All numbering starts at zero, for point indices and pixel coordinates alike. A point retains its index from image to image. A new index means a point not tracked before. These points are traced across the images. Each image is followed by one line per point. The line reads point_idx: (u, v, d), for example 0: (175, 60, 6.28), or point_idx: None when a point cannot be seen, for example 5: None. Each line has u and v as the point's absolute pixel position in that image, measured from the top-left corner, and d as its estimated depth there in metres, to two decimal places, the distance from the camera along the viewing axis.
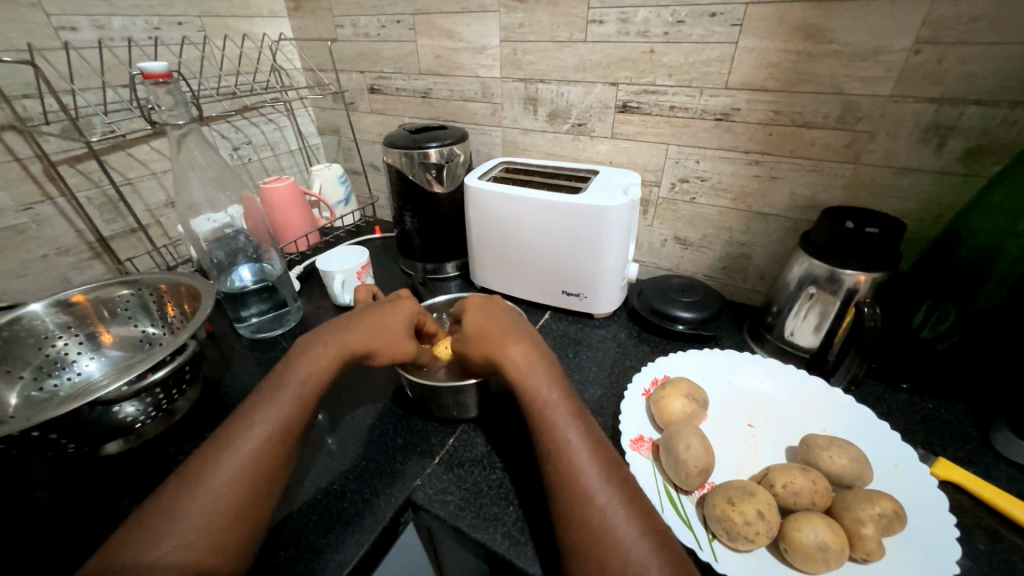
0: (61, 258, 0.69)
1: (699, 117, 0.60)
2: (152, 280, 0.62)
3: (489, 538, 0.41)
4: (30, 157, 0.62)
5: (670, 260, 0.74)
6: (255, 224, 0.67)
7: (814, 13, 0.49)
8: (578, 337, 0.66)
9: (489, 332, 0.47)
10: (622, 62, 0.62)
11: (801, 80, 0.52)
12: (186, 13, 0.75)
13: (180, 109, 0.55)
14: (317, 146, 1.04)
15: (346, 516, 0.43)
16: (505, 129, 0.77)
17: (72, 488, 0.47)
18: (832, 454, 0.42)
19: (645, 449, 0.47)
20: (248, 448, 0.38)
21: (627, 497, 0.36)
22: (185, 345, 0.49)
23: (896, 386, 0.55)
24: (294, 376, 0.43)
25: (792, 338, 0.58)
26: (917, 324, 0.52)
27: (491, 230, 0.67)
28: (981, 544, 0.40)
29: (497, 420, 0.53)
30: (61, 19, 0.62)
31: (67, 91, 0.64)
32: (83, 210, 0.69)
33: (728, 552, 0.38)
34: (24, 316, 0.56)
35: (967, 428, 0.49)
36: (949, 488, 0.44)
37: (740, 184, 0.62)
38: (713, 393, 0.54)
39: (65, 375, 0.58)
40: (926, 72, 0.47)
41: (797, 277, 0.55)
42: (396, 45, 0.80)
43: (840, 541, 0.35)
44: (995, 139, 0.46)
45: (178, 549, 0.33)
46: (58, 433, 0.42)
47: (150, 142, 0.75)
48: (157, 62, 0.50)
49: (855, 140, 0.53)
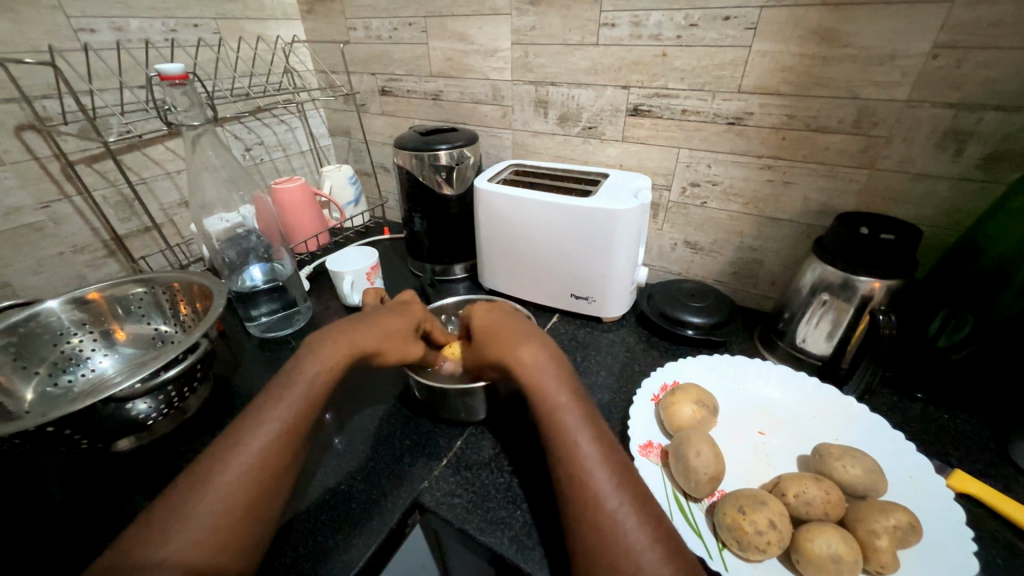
0: (77, 256, 0.70)
1: (711, 120, 0.59)
2: (166, 279, 0.62)
3: (496, 541, 0.41)
4: (48, 156, 0.63)
5: (680, 264, 0.73)
6: (267, 224, 0.67)
7: (830, 17, 0.48)
8: (586, 340, 0.66)
9: (499, 335, 0.47)
10: (634, 65, 0.61)
11: (816, 84, 0.52)
12: (203, 15, 0.76)
13: (196, 109, 0.56)
14: (328, 147, 1.04)
15: (354, 516, 0.43)
16: (515, 132, 0.77)
17: (84, 483, 0.47)
18: (846, 464, 0.41)
19: (654, 455, 0.46)
20: (256, 447, 0.38)
21: (637, 503, 0.36)
22: (198, 344, 0.49)
23: (911, 396, 0.54)
24: (302, 374, 0.42)
25: (803, 344, 0.57)
26: (932, 332, 0.51)
27: (500, 232, 0.67)
28: (998, 558, 0.39)
29: (505, 421, 0.53)
30: (81, 21, 0.63)
31: (86, 92, 0.65)
32: (99, 209, 0.70)
33: (738, 561, 0.38)
34: (41, 312, 0.56)
35: (984, 439, 0.49)
36: (965, 500, 0.43)
37: (753, 189, 0.61)
38: (723, 399, 0.54)
39: (79, 371, 0.59)
40: (944, 76, 0.46)
41: (809, 283, 0.54)
42: (408, 47, 0.80)
43: (853, 553, 0.35)
44: (1015, 145, 0.46)
45: (186, 546, 0.33)
46: (73, 429, 0.43)
47: (165, 142, 0.76)
48: (173, 64, 0.51)
49: (871, 145, 0.52)
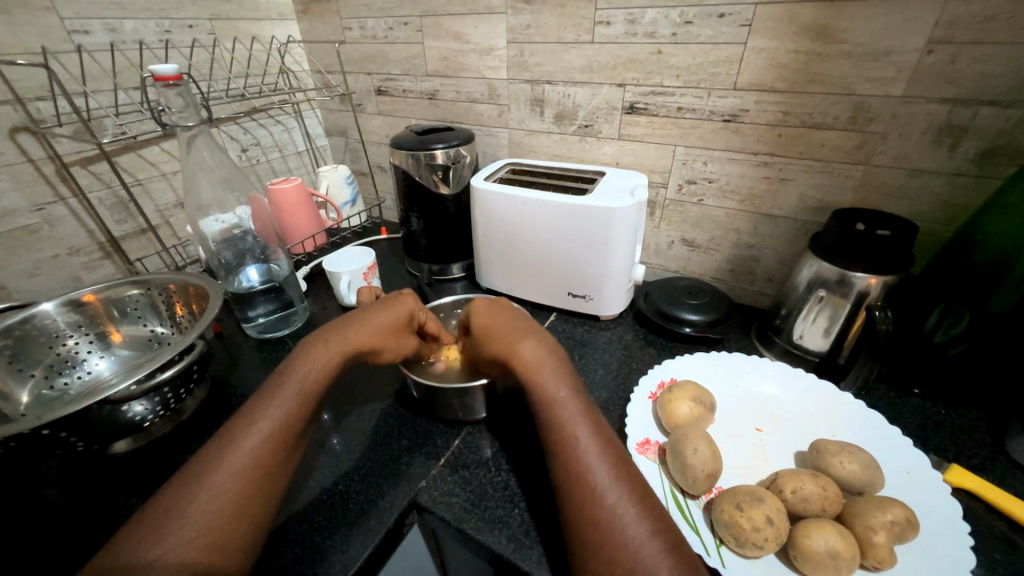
0: (73, 257, 0.70)
1: (707, 118, 0.59)
2: (162, 281, 0.62)
3: (493, 540, 0.41)
4: (43, 159, 0.63)
5: (677, 261, 0.73)
6: (263, 225, 0.67)
7: (824, 13, 0.48)
8: (583, 339, 0.66)
9: (497, 332, 0.47)
10: (630, 63, 0.61)
11: (812, 81, 0.52)
12: (197, 16, 0.76)
13: (190, 110, 0.56)
14: (324, 147, 1.04)
15: (351, 517, 0.43)
16: (512, 131, 0.77)
17: (81, 485, 0.47)
18: (843, 460, 0.41)
19: (652, 452, 0.46)
20: (252, 446, 0.38)
21: (634, 497, 0.36)
22: (193, 345, 0.49)
23: (908, 391, 0.54)
24: (296, 373, 0.43)
25: (801, 341, 0.57)
26: (929, 328, 0.51)
27: (497, 231, 0.66)
28: (995, 553, 0.39)
29: (502, 420, 0.52)
30: (75, 23, 0.63)
31: (80, 93, 0.65)
32: (94, 211, 0.70)
33: (736, 558, 0.37)
34: (36, 315, 0.56)
35: (981, 433, 0.49)
36: (962, 495, 0.43)
37: (749, 186, 0.61)
38: (721, 396, 0.54)
39: (75, 373, 0.59)
40: (940, 71, 0.46)
41: (806, 279, 0.54)
42: (404, 46, 0.80)
43: (850, 548, 0.35)
44: (1010, 140, 0.46)
45: (180, 546, 0.33)
46: (68, 431, 0.42)
47: (160, 144, 0.75)
48: (168, 65, 0.50)
49: (866, 141, 0.52)
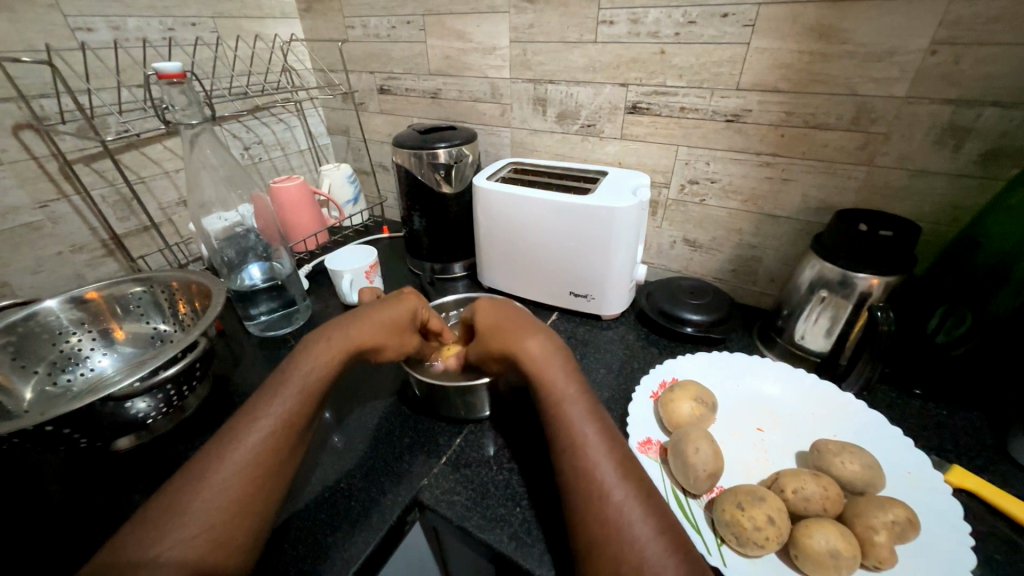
0: (76, 255, 0.70)
1: (710, 118, 0.59)
2: (165, 279, 0.62)
3: (494, 538, 0.41)
4: (46, 156, 0.63)
5: (678, 261, 0.73)
6: (266, 223, 0.67)
7: (829, 13, 0.48)
8: (585, 338, 0.66)
9: (504, 329, 0.47)
10: (632, 62, 0.61)
11: (815, 81, 0.52)
12: (200, 14, 0.76)
13: (194, 108, 0.56)
14: (326, 146, 1.04)
15: (354, 514, 0.43)
16: (514, 130, 0.77)
17: (84, 481, 0.48)
18: (844, 460, 0.41)
19: (653, 451, 0.46)
20: (256, 443, 0.38)
21: (642, 494, 0.36)
22: (196, 342, 0.49)
23: (909, 392, 0.54)
24: (299, 370, 0.43)
25: (802, 341, 0.57)
26: (931, 329, 0.51)
27: (499, 231, 0.66)
28: (997, 553, 0.39)
29: (504, 420, 0.53)
30: (78, 20, 0.63)
31: (84, 91, 0.65)
32: (97, 209, 0.70)
33: (737, 557, 0.38)
34: (39, 312, 0.56)
35: (983, 434, 0.49)
36: (963, 496, 0.43)
37: (751, 186, 0.61)
38: (722, 396, 0.54)
39: (78, 370, 0.59)
40: (942, 73, 0.46)
41: (808, 279, 0.54)
42: (406, 45, 0.80)
43: (850, 547, 0.35)
44: (1013, 141, 0.46)
45: (181, 543, 0.33)
46: (71, 427, 0.43)
47: (163, 141, 0.76)
48: (172, 62, 0.50)
49: (869, 142, 0.52)
